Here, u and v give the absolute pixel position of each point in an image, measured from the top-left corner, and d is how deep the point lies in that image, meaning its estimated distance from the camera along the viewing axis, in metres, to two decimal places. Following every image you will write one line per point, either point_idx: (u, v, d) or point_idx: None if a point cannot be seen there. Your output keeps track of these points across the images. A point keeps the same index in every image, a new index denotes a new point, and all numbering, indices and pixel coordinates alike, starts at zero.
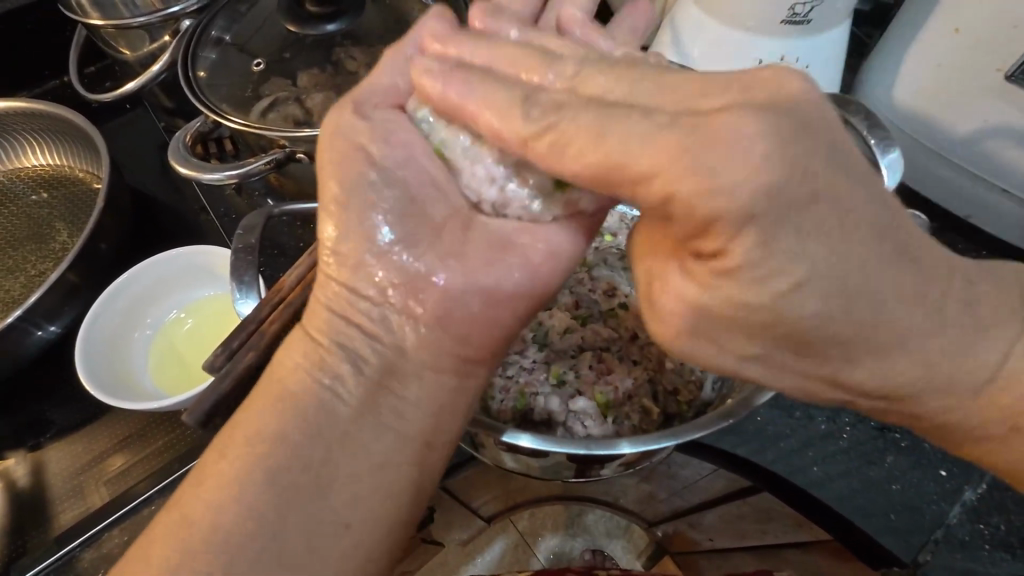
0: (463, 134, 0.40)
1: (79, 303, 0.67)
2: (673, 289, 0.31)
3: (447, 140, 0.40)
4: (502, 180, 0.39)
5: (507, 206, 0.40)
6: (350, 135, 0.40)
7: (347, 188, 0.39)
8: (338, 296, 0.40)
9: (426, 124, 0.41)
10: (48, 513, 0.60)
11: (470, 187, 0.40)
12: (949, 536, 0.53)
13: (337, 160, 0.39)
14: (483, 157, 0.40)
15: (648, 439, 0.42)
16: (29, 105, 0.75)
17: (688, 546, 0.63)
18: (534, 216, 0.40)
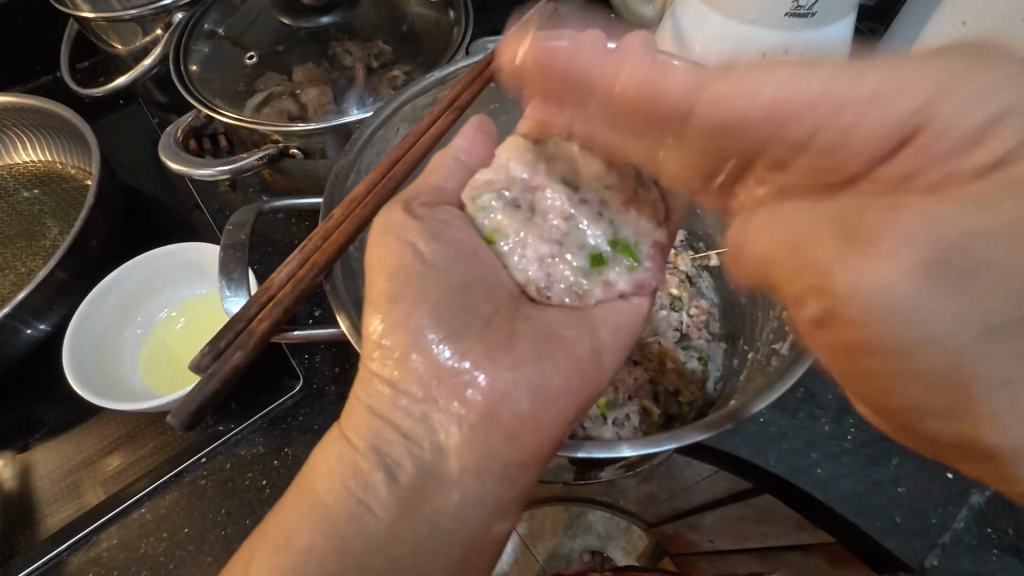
0: (514, 228, 0.51)
1: (69, 302, 0.66)
2: (865, 274, 0.33)
3: (499, 228, 0.51)
4: (550, 268, 0.50)
5: (553, 287, 0.50)
6: (397, 230, 0.47)
7: (396, 281, 0.45)
8: (379, 395, 0.44)
9: (483, 215, 0.52)
10: (37, 515, 0.59)
11: (522, 270, 0.50)
12: (957, 540, 0.51)
13: (386, 256, 0.46)
14: (537, 245, 0.50)
15: (649, 441, 0.41)
16: (19, 99, 0.73)
17: (683, 542, 0.73)
18: (581, 299, 0.50)
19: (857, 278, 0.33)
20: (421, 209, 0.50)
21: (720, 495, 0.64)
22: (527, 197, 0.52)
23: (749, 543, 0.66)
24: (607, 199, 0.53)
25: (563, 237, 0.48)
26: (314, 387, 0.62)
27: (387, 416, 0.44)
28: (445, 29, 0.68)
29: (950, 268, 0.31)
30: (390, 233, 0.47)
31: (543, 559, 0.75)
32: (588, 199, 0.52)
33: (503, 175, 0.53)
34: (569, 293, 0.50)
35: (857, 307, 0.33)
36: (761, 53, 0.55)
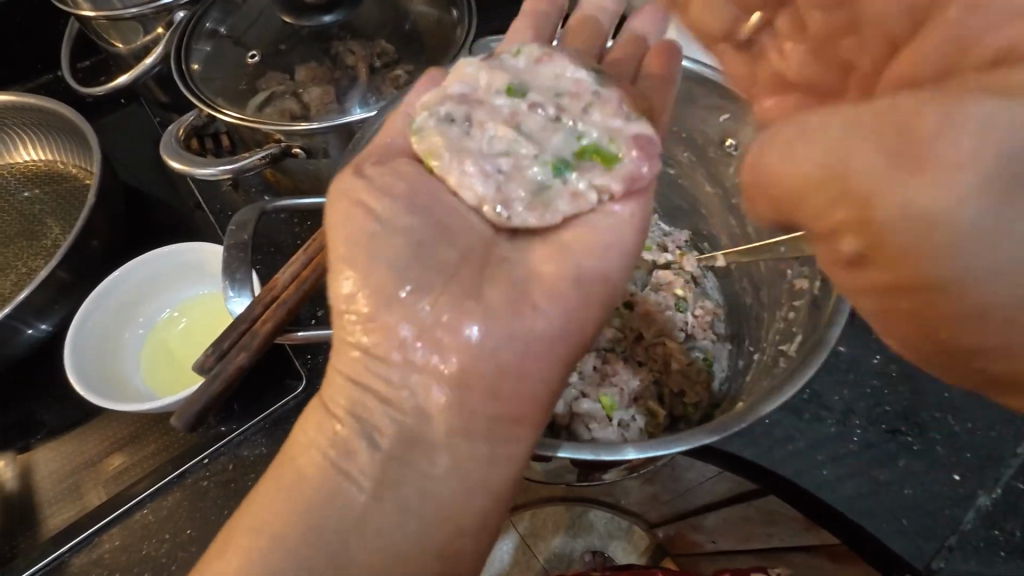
0: (448, 145, 0.46)
1: (70, 302, 0.65)
2: (785, 161, 0.31)
3: (435, 149, 0.45)
4: (504, 181, 0.45)
5: (514, 206, 0.44)
6: (349, 192, 0.43)
7: (354, 248, 0.42)
8: (352, 360, 0.42)
9: (420, 136, 0.46)
10: (38, 517, 0.59)
11: (468, 188, 0.45)
12: (964, 543, 0.51)
13: (340, 219, 0.43)
14: (482, 161, 0.45)
15: (654, 444, 0.41)
16: (19, 98, 0.73)
17: (686, 543, 0.72)
18: (545, 216, 0.44)
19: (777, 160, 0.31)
20: (373, 167, 0.45)
21: (721, 497, 0.65)
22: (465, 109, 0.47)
23: (752, 544, 0.65)
24: (569, 106, 0.46)
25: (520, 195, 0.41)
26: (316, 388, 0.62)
27: (363, 393, 0.41)
28: (448, 28, 0.68)
29: (911, 220, 0.27)
30: (339, 195, 0.43)
31: (544, 559, 0.74)
32: (544, 109, 0.46)
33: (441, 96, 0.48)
34: (532, 209, 0.44)
35: (928, 155, 0.26)
36: None
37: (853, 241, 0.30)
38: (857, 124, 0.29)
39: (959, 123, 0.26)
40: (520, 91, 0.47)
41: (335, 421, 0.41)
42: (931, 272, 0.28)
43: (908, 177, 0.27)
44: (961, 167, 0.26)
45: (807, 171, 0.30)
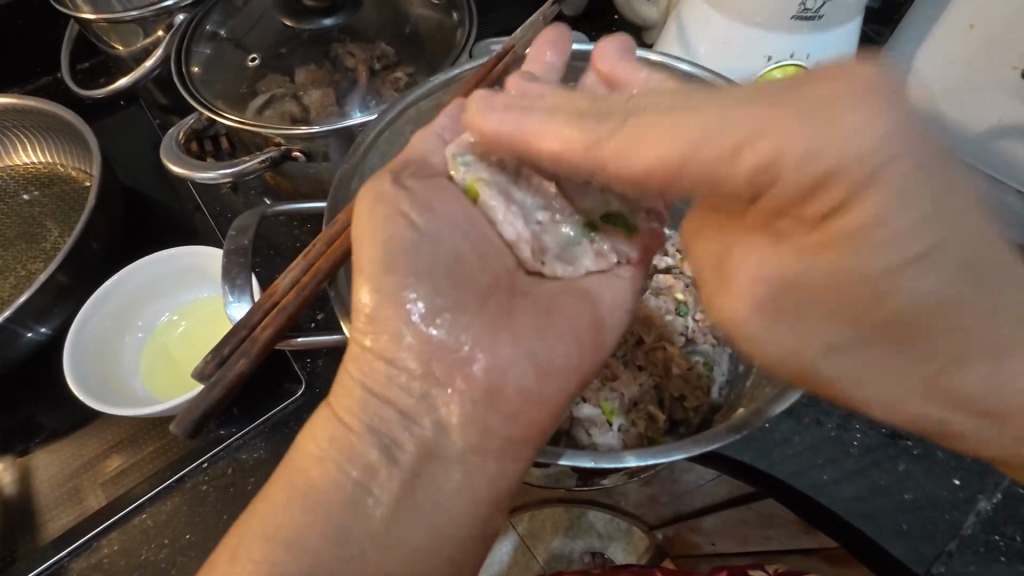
0: (499, 183, 0.46)
1: (70, 305, 0.65)
2: (746, 267, 0.32)
3: (483, 179, 0.45)
4: (541, 232, 0.46)
5: (547, 256, 0.46)
6: (391, 201, 0.42)
7: (389, 254, 0.41)
8: (373, 369, 0.42)
9: (463, 169, 0.46)
10: (37, 521, 0.59)
11: (511, 227, 0.45)
12: (964, 548, 0.51)
13: (378, 224, 0.41)
14: (522, 209, 0.46)
15: (655, 452, 0.41)
16: (19, 101, 0.73)
17: (684, 544, 0.72)
18: (571, 269, 0.47)
19: (738, 274, 0.33)
20: (412, 177, 0.44)
21: (720, 499, 0.64)
22: (515, 161, 0.47)
23: (750, 547, 0.65)
24: None
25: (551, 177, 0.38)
26: (316, 391, 0.62)
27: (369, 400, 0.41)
28: (449, 31, 0.68)
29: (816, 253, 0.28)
30: (381, 202, 0.42)
31: (544, 559, 0.74)
32: None
33: (481, 128, 0.47)
34: (561, 261, 0.47)
35: (857, 238, 0.27)
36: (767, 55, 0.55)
37: (827, 328, 0.31)
38: (783, 250, 0.30)
39: (873, 180, 0.25)
40: None
41: (345, 429, 0.41)
42: (885, 314, 0.29)
43: (855, 255, 0.27)
44: (917, 257, 0.26)
45: (780, 277, 0.31)
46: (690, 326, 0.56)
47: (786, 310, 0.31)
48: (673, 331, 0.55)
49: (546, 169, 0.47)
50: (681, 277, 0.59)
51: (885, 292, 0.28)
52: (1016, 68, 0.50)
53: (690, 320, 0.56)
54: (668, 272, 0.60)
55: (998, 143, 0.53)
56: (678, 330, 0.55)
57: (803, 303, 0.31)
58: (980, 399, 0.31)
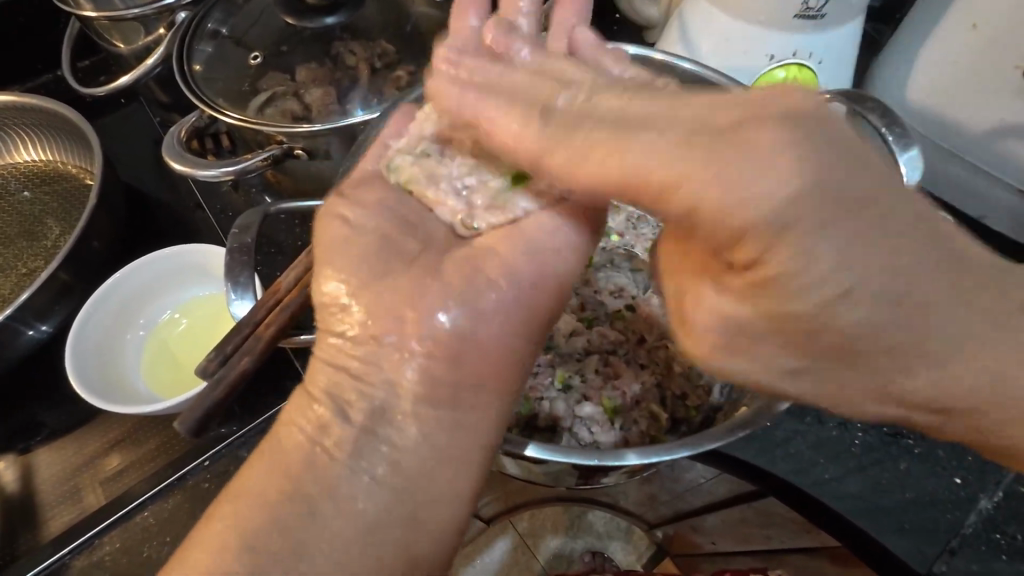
0: (424, 170, 0.46)
1: (71, 303, 0.65)
2: (708, 307, 0.29)
3: (414, 176, 0.46)
4: (471, 198, 0.44)
5: (480, 219, 0.43)
6: (329, 207, 0.44)
7: (340, 248, 0.42)
8: (332, 346, 0.41)
9: (394, 173, 0.46)
10: (38, 520, 0.59)
11: (443, 209, 0.44)
12: (965, 546, 0.51)
13: (322, 233, 0.43)
14: (449, 186, 0.45)
15: (657, 450, 0.41)
16: (20, 99, 0.73)
17: (685, 543, 0.72)
18: (510, 216, 0.43)
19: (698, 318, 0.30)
20: (352, 189, 0.45)
21: (720, 498, 0.64)
22: (437, 147, 0.47)
23: (751, 546, 0.66)
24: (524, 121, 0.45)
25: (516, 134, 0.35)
26: None
27: None
28: (450, 29, 0.68)
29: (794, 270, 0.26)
30: (324, 213, 0.44)
31: (544, 558, 0.74)
32: None
33: (413, 135, 0.48)
34: (493, 212, 0.43)
35: (780, 286, 0.26)
36: (770, 54, 0.55)
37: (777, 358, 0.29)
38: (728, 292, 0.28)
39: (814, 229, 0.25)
40: (477, 120, 0.47)
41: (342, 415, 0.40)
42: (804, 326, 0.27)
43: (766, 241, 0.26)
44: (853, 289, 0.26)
45: (725, 319, 0.29)
46: None
47: (746, 348, 0.29)
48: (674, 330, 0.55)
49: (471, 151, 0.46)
50: None
51: (819, 326, 0.27)
52: (1016, 68, 0.50)
53: None
54: None
55: (999, 143, 0.53)
56: None
57: (764, 344, 0.29)
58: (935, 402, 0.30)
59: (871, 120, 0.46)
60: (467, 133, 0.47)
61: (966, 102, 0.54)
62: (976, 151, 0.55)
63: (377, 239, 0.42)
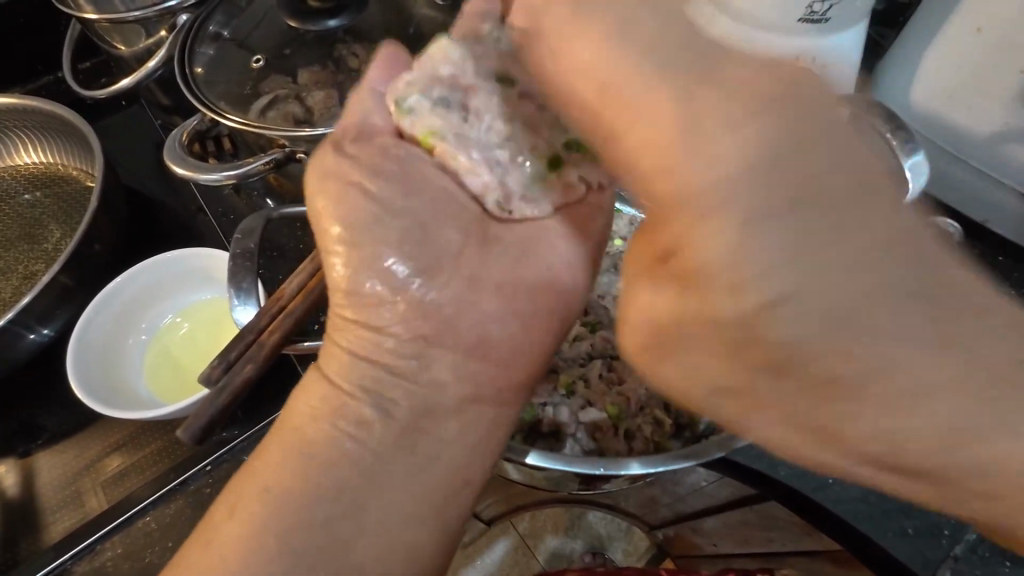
0: (452, 128, 0.43)
1: (72, 306, 0.65)
2: (644, 307, 0.27)
3: (436, 130, 0.43)
4: (502, 174, 0.43)
5: (512, 201, 0.43)
6: (338, 173, 0.41)
7: (350, 230, 0.40)
8: (353, 335, 0.42)
9: (409, 120, 0.43)
10: (39, 524, 0.58)
11: (473, 177, 0.43)
12: (969, 553, 0.51)
13: (332, 202, 0.41)
14: (476, 151, 0.43)
15: (660, 460, 0.41)
16: (21, 101, 0.73)
17: (686, 545, 0.72)
18: (536, 209, 0.44)
19: (640, 293, 0.28)
20: (354, 143, 0.43)
21: (721, 501, 0.64)
22: (458, 95, 0.43)
23: (751, 549, 0.66)
24: None
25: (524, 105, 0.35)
26: None
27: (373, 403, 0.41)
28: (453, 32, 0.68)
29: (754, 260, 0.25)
30: (330, 176, 0.41)
31: (543, 559, 0.74)
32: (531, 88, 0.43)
33: (425, 74, 0.44)
34: (527, 202, 0.44)
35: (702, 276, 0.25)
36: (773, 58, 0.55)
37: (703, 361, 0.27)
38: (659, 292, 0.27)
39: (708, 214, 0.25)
40: (510, 77, 0.43)
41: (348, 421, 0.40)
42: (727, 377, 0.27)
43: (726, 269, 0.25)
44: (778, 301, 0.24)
45: (659, 318, 0.27)
46: None
47: (668, 354, 0.28)
48: None
49: (501, 105, 0.43)
50: None
51: (751, 335, 0.25)
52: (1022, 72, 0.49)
53: None
54: None
55: (1002, 147, 0.53)
56: None
57: (677, 350, 0.27)
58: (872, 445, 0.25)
59: (875, 124, 0.46)
60: (498, 88, 0.43)
61: (972, 105, 0.53)
62: (979, 156, 0.55)
63: (401, 230, 0.40)
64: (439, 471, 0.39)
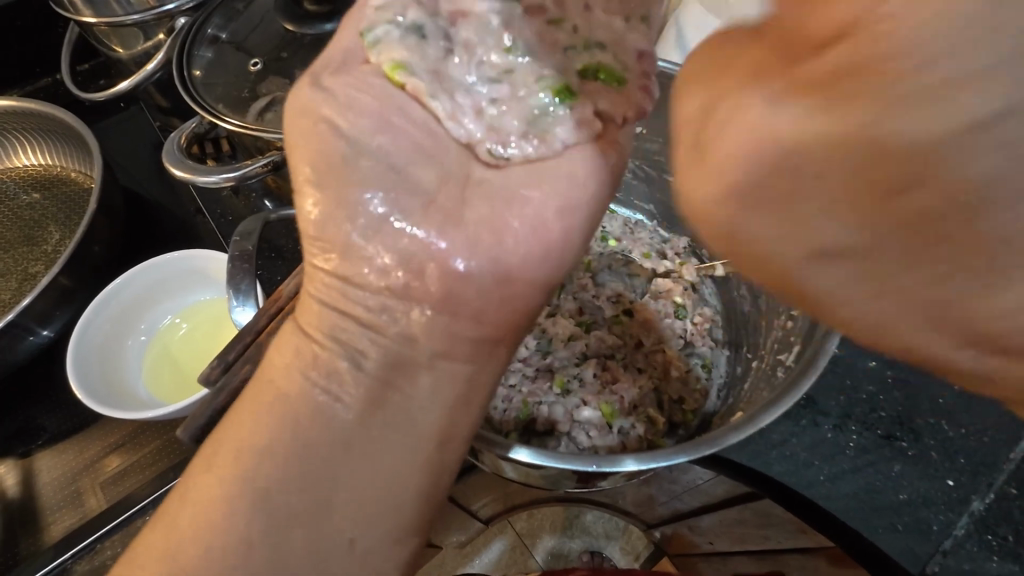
0: (421, 60, 0.40)
1: (72, 308, 0.65)
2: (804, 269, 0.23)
3: (403, 61, 0.40)
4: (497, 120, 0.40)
5: (509, 144, 0.40)
6: (312, 107, 0.41)
7: (322, 169, 0.40)
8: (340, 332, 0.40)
9: (379, 53, 0.41)
10: (41, 524, 0.59)
11: (457, 125, 0.40)
12: (957, 547, 0.52)
13: (305, 138, 0.41)
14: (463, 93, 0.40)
15: (652, 456, 0.42)
16: (20, 104, 0.73)
17: (684, 544, 0.71)
18: (544, 148, 0.39)
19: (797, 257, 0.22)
20: (332, 77, 0.42)
21: (716, 499, 0.67)
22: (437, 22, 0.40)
23: (748, 546, 0.67)
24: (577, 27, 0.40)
25: (466, 85, 0.38)
26: None
27: None
28: None
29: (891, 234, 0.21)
30: (305, 114, 0.41)
31: (542, 558, 0.74)
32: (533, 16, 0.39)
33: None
34: (529, 140, 0.39)
35: (859, 77, 0.19)
36: None
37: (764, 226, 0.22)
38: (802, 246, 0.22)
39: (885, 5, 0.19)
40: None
41: None
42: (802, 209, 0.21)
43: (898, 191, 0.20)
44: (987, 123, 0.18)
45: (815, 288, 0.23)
46: (688, 329, 0.56)
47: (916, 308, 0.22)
48: (671, 335, 0.55)
49: (494, 34, 0.39)
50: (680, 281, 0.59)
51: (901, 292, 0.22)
52: None
53: (689, 324, 0.56)
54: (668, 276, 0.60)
55: None
56: (676, 334, 0.55)
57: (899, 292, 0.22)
58: (984, 319, 0.21)
59: None
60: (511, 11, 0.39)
61: None
62: None
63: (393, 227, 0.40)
64: (436, 473, 0.39)
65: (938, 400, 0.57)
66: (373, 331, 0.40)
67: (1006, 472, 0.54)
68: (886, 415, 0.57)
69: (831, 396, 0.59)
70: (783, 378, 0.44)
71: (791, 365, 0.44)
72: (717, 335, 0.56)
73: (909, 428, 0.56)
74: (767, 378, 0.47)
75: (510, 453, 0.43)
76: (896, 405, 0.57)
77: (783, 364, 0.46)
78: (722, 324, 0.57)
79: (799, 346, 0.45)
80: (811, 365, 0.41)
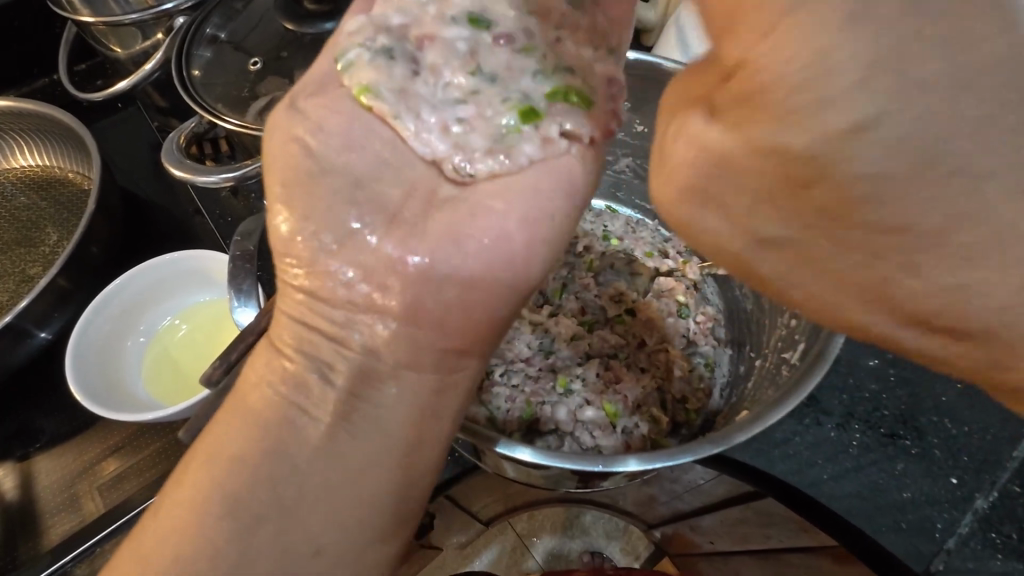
0: (391, 80, 0.40)
1: (71, 309, 0.65)
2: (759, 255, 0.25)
3: (371, 83, 0.40)
4: (466, 134, 0.40)
5: (474, 161, 0.39)
6: (284, 126, 0.42)
7: (290, 185, 0.40)
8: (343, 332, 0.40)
9: (350, 70, 0.41)
10: (39, 527, 0.59)
11: (423, 144, 0.40)
12: (961, 546, 0.52)
13: (276, 154, 0.41)
14: (434, 111, 0.40)
15: (657, 456, 0.42)
16: (17, 104, 0.72)
17: (684, 543, 0.71)
18: (509, 162, 0.39)
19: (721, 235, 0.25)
20: (303, 96, 0.43)
21: (718, 499, 0.66)
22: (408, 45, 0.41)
23: (750, 546, 0.66)
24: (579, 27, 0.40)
25: (461, 66, 0.38)
26: None
27: None
28: None
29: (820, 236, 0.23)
30: (277, 131, 0.42)
31: (542, 558, 0.74)
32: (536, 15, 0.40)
33: (371, 21, 0.42)
34: (494, 156, 0.39)
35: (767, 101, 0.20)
36: None
37: (711, 217, 0.24)
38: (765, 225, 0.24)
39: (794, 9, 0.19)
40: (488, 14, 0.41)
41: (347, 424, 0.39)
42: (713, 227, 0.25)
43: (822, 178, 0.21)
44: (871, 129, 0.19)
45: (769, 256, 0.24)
46: (691, 328, 0.56)
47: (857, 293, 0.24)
48: (673, 334, 0.55)
49: (460, 57, 0.40)
50: (683, 280, 0.59)
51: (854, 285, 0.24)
52: None
53: (692, 323, 0.56)
54: (670, 275, 0.59)
55: None
56: (679, 333, 0.55)
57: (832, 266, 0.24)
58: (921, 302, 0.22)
59: None
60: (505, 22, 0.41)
61: None
62: None
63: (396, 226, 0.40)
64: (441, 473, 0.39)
65: (941, 399, 0.57)
66: (376, 331, 0.39)
67: (1010, 470, 0.53)
68: (888, 414, 0.57)
69: (833, 395, 0.59)
70: (787, 376, 0.44)
71: (795, 363, 0.44)
72: (720, 334, 0.56)
73: (913, 426, 0.56)
74: (771, 377, 0.47)
75: (512, 453, 0.43)
76: (899, 403, 0.57)
77: (787, 363, 0.46)
78: (724, 323, 0.57)
79: (803, 345, 0.45)
80: (816, 363, 0.41)
